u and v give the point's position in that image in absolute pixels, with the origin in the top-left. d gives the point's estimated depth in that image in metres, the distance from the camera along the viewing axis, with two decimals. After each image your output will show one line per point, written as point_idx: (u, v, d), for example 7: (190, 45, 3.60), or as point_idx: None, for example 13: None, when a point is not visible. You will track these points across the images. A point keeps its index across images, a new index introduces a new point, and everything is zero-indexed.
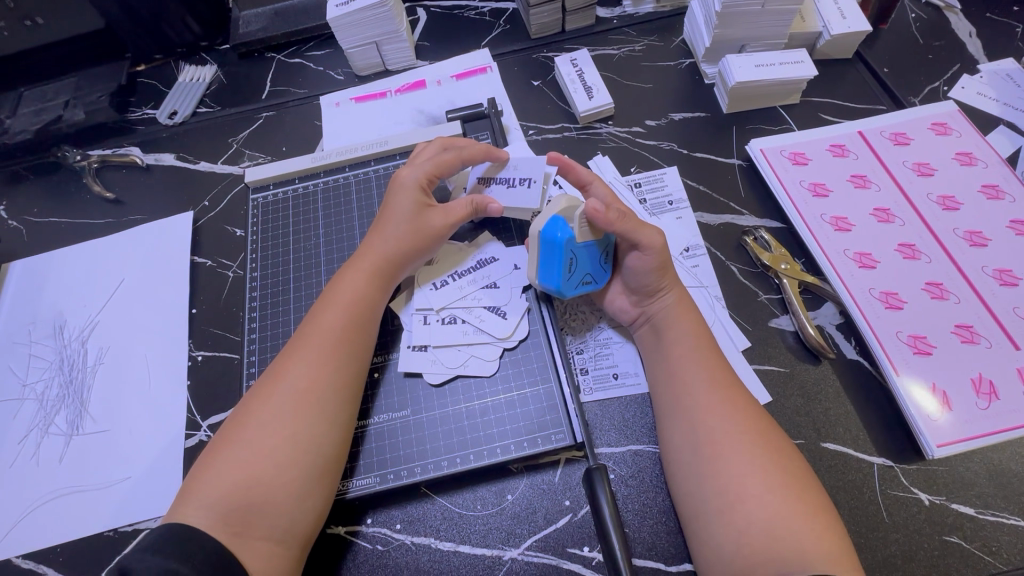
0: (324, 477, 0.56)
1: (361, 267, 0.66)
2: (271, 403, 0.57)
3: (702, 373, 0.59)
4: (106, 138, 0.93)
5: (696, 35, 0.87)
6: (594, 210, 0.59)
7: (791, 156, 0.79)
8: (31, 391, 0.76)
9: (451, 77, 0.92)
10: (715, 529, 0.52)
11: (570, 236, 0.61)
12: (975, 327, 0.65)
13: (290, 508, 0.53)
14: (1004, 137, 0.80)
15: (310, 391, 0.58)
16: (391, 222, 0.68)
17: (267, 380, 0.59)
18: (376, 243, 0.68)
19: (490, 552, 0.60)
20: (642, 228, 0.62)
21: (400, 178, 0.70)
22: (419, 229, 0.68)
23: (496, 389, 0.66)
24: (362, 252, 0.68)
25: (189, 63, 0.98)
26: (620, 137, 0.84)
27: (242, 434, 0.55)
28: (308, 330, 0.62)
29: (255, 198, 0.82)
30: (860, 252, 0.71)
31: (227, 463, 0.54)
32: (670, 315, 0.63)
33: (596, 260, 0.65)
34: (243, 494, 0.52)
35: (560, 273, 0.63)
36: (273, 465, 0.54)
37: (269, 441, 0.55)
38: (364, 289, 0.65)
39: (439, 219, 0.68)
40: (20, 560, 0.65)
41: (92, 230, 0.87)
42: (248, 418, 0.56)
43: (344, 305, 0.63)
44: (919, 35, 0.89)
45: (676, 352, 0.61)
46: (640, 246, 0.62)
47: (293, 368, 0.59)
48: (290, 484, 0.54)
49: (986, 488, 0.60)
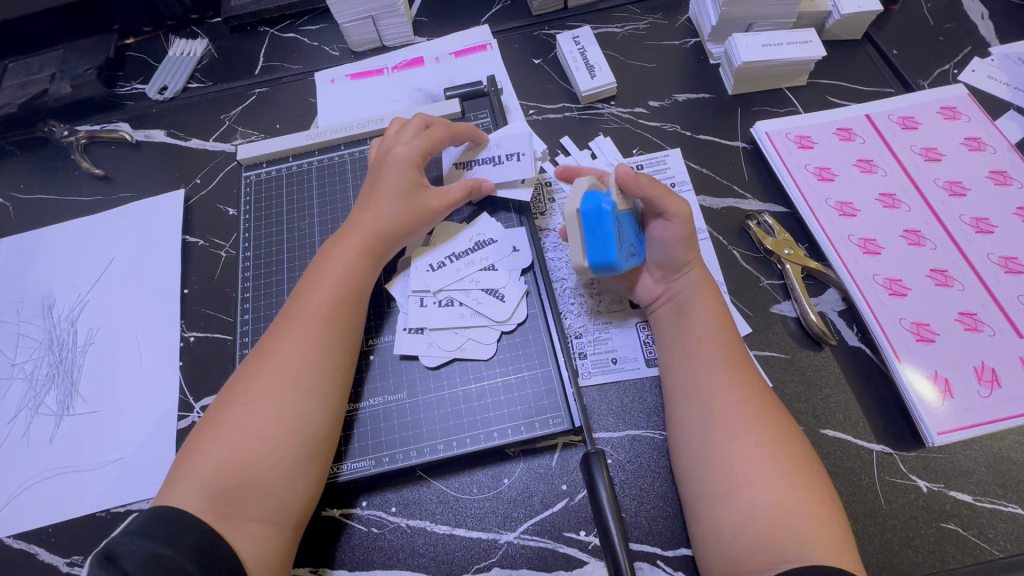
0: (315, 457, 0.55)
1: (351, 242, 0.65)
2: (259, 383, 0.56)
3: (718, 355, 0.58)
4: (94, 113, 0.90)
5: (702, 13, 0.85)
6: (627, 173, 0.59)
7: (796, 139, 0.77)
8: (20, 370, 0.75)
9: (450, 54, 0.89)
10: (715, 514, 0.51)
11: (614, 204, 0.57)
12: (979, 314, 0.64)
13: (280, 489, 0.52)
14: (1014, 121, 0.78)
15: (299, 371, 0.56)
16: (384, 198, 0.66)
17: (256, 359, 0.58)
18: (367, 219, 0.66)
19: (487, 535, 0.60)
20: (671, 196, 0.61)
21: (393, 153, 0.68)
22: (416, 209, 0.67)
23: (493, 372, 0.65)
24: (351, 227, 0.66)
25: (179, 36, 0.95)
26: (622, 118, 0.82)
27: (230, 415, 0.54)
28: (297, 308, 0.61)
29: (248, 175, 0.80)
30: (865, 237, 0.70)
31: (215, 444, 0.53)
32: (696, 291, 0.63)
33: (632, 231, 0.62)
34: (231, 474, 0.51)
35: (616, 244, 0.57)
36: (262, 446, 0.53)
37: (258, 421, 0.54)
38: (355, 266, 0.64)
39: (436, 200, 0.68)
40: (11, 540, 0.65)
41: (81, 208, 0.85)
42: (236, 397, 0.55)
43: (335, 283, 0.62)
44: (930, 17, 0.87)
45: (694, 333, 0.60)
46: (668, 215, 0.62)
47: (282, 347, 0.58)
48: (280, 465, 0.53)
49: (986, 475, 0.59)
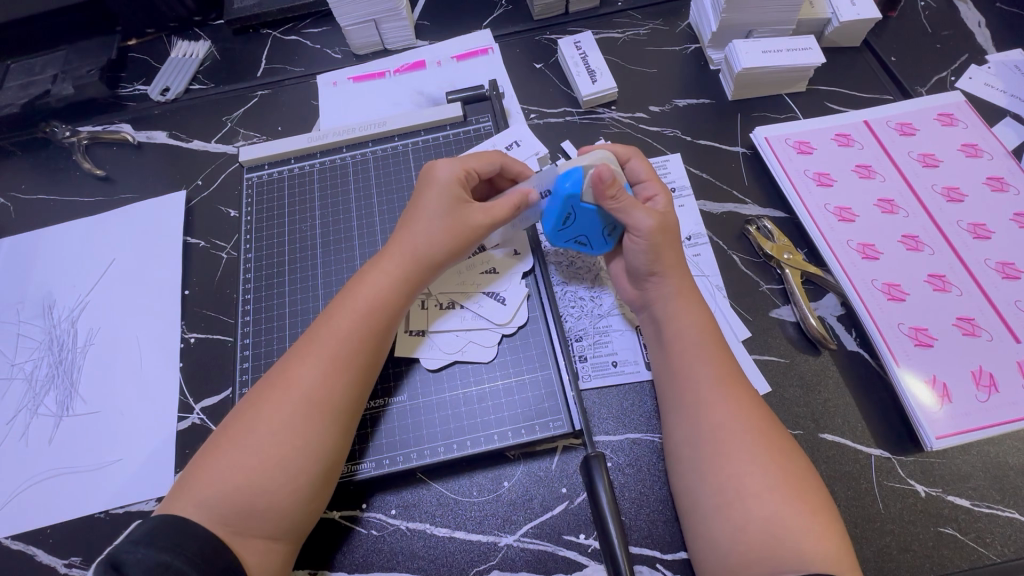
0: (326, 482, 0.54)
1: (389, 266, 0.61)
2: (280, 409, 0.53)
3: (705, 367, 0.57)
4: (96, 114, 0.90)
5: (703, 20, 0.85)
6: (601, 175, 0.58)
7: (795, 144, 0.77)
8: (19, 371, 0.75)
9: (452, 58, 0.90)
10: (713, 521, 0.51)
11: (576, 196, 0.60)
12: (977, 319, 0.65)
13: (292, 511, 0.52)
14: (1010, 129, 0.79)
15: (321, 402, 0.54)
16: (424, 220, 0.62)
17: (276, 381, 0.56)
18: (407, 240, 0.62)
19: (486, 538, 0.60)
20: (639, 209, 0.60)
21: (434, 172, 0.64)
22: (460, 228, 0.62)
23: (494, 375, 0.65)
24: (390, 250, 0.63)
25: (182, 38, 0.96)
26: (623, 123, 0.83)
27: (247, 441, 0.52)
28: (318, 330, 0.59)
29: (249, 177, 0.80)
30: (864, 242, 0.70)
31: (230, 467, 0.51)
32: (665, 307, 0.62)
33: (600, 228, 0.64)
34: (244, 497, 0.50)
35: (555, 223, 0.63)
36: (279, 475, 0.51)
37: (276, 449, 0.52)
38: (387, 291, 0.60)
39: (480, 216, 0.63)
40: (9, 540, 0.65)
41: (82, 209, 0.85)
42: (252, 419, 0.54)
43: (362, 306, 0.59)
44: (928, 25, 0.88)
45: (681, 344, 0.59)
46: (634, 227, 0.61)
47: (305, 374, 0.55)
48: (295, 492, 0.52)
49: (983, 480, 0.60)
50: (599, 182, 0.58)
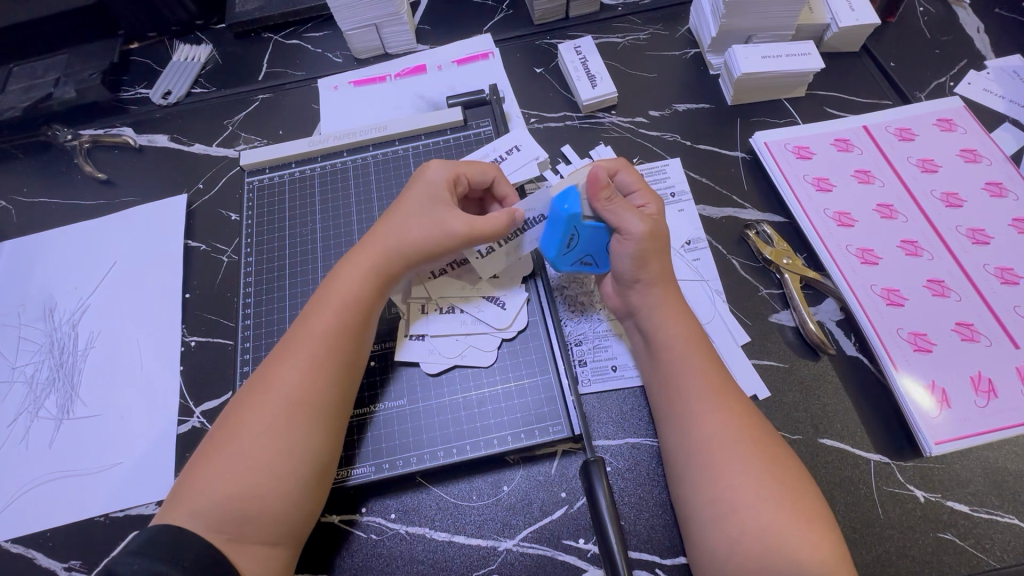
0: (319, 483, 0.54)
1: (369, 267, 0.61)
2: (264, 413, 0.54)
3: (701, 373, 0.57)
4: (98, 118, 0.91)
5: (703, 25, 0.86)
6: (596, 178, 0.60)
7: (795, 149, 0.78)
8: (20, 374, 0.75)
9: (453, 62, 0.90)
10: (711, 528, 0.51)
11: (576, 212, 0.60)
12: (976, 325, 0.65)
13: (287, 515, 0.52)
14: (1009, 134, 0.79)
15: (303, 403, 0.54)
16: (408, 222, 0.63)
17: (258, 386, 0.56)
18: (387, 242, 0.62)
19: (486, 542, 0.60)
20: (629, 211, 0.61)
21: (427, 175, 0.65)
22: (439, 233, 0.62)
23: (493, 380, 0.66)
24: (369, 251, 0.63)
25: (184, 42, 0.96)
26: (623, 127, 0.83)
27: (234, 447, 0.52)
28: (298, 333, 0.59)
29: (250, 181, 0.80)
30: (863, 247, 0.70)
31: (219, 473, 0.51)
32: (663, 311, 0.61)
33: (602, 244, 0.64)
34: (237, 503, 0.50)
35: (558, 246, 0.63)
36: (269, 479, 0.51)
37: (264, 453, 0.52)
38: (365, 292, 0.61)
39: (460, 224, 0.61)
40: (9, 544, 0.65)
41: (83, 212, 0.85)
42: (237, 425, 0.54)
43: (343, 307, 0.59)
44: (927, 30, 0.88)
45: (677, 350, 0.59)
46: (626, 231, 0.61)
47: (286, 376, 0.55)
48: (286, 495, 0.52)
49: (983, 486, 0.60)
50: (593, 185, 0.60)
